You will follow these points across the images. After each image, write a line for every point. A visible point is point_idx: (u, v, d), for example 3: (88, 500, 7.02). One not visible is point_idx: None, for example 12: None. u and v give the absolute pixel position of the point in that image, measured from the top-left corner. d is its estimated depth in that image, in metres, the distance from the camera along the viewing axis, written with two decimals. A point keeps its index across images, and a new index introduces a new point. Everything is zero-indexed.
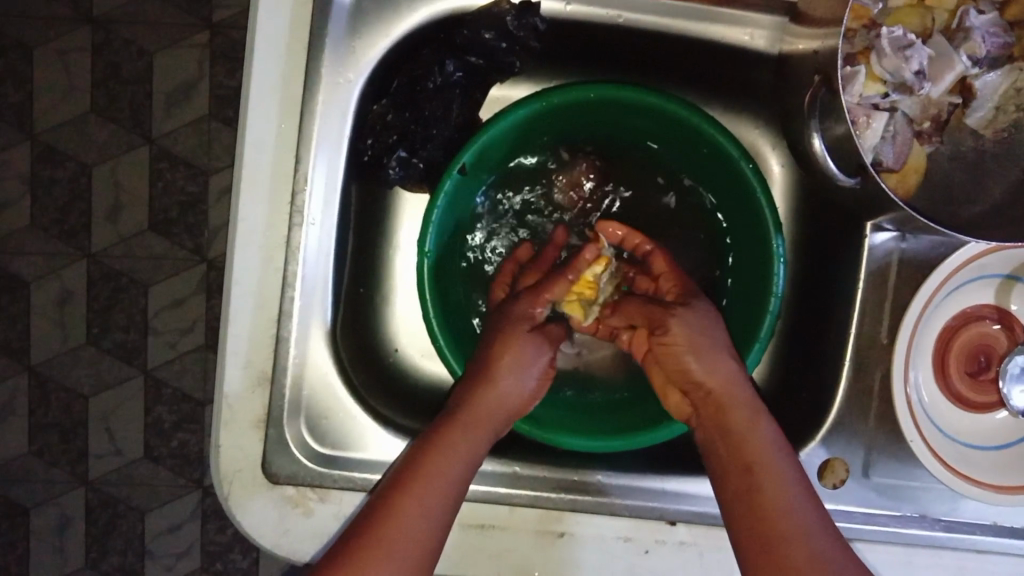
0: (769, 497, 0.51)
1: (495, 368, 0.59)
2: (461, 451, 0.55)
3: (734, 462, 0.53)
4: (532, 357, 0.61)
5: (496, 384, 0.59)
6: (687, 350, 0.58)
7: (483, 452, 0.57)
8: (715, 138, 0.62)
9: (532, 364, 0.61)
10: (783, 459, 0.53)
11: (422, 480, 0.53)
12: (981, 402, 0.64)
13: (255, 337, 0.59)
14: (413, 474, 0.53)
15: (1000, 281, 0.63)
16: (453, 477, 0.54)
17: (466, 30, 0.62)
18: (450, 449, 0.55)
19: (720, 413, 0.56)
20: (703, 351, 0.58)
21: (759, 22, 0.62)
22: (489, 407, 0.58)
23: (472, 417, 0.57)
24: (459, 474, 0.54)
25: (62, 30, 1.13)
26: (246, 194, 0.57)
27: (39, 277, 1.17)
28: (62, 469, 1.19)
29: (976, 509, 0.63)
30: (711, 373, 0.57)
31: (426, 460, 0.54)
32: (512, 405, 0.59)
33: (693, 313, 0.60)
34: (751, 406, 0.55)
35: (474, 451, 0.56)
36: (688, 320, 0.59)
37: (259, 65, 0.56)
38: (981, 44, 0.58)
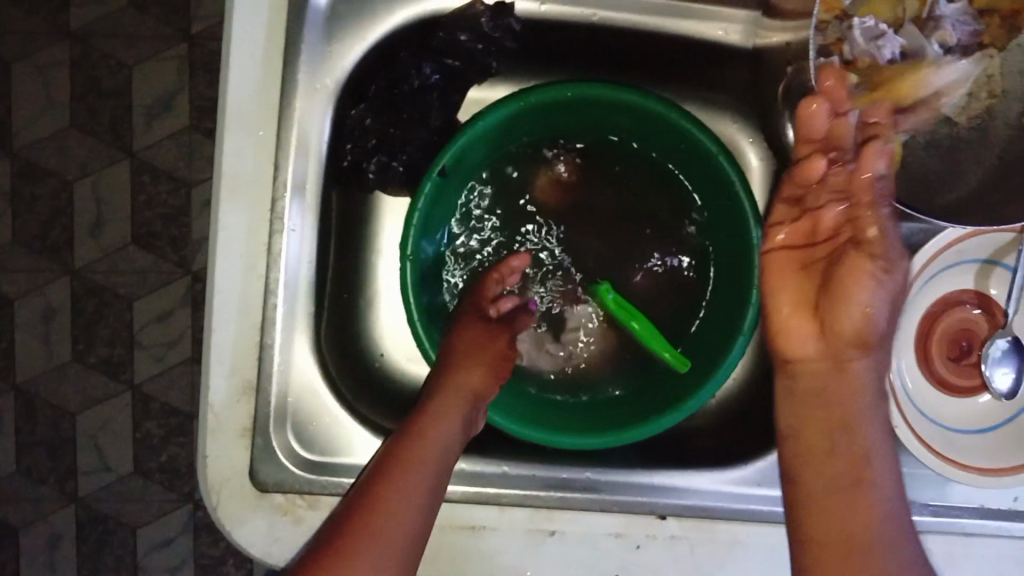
0: (863, 503, 0.50)
1: (456, 359, 0.64)
2: (433, 442, 0.59)
3: (835, 454, 0.51)
4: (489, 347, 0.66)
5: (454, 371, 0.64)
6: (872, 312, 0.49)
7: (457, 434, 0.60)
8: (693, 134, 0.62)
9: (489, 351, 0.66)
10: (891, 462, 0.51)
11: (403, 464, 0.57)
12: (964, 386, 0.64)
13: (239, 345, 0.59)
14: (393, 464, 0.57)
15: (978, 266, 0.64)
16: (429, 463, 0.57)
17: (442, 32, 0.63)
18: (425, 440, 0.58)
19: (853, 392, 0.51)
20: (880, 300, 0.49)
21: (732, 17, 0.63)
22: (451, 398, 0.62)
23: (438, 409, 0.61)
24: (434, 462, 0.58)
25: (39, 45, 1.13)
26: (226, 202, 0.57)
27: (23, 294, 1.16)
28: (51, 486, 1.18)
29: (965, 493, 0.63)
30: (873, 352, 0.50)
31: (406, 450, 0.57)
32: (475, 395, 0.64)
33: (900, 276, 0.49)
34: (875, 395, 0.51)
35: (447, 434, 0.60)
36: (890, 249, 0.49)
37: (236, 72, 0.56)
38: (952, 32, 0.59)
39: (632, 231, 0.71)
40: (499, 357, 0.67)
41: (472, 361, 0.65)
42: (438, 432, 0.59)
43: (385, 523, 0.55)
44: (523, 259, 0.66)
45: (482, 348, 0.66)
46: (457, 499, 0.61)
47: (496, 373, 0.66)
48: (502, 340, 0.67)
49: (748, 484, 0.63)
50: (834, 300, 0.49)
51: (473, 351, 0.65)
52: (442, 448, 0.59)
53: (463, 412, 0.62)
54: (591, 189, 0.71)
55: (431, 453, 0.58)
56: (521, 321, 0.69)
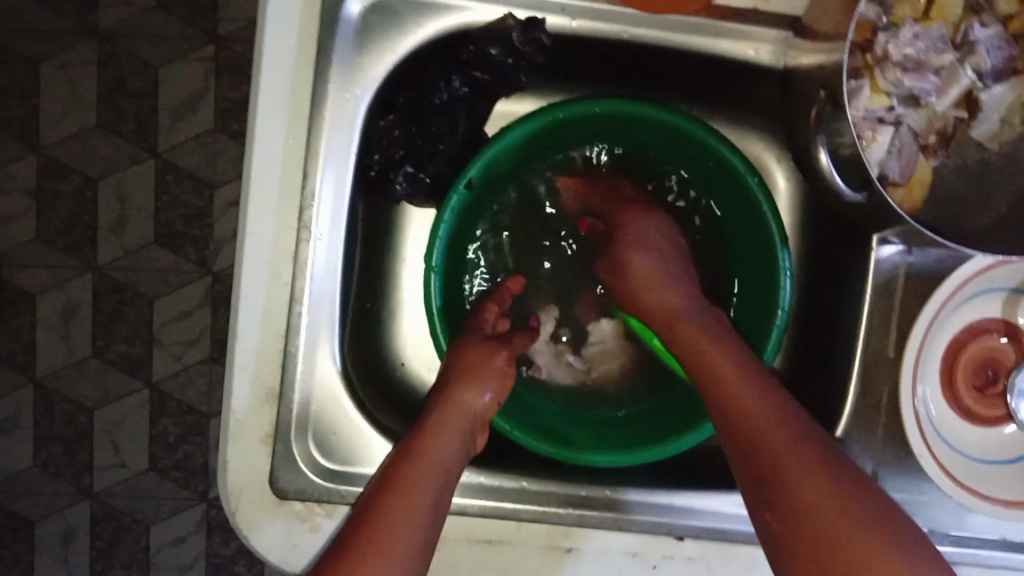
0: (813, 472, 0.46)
1: (457, 379, 0.61)
2: (435, 461, 0.55)
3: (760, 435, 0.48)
4: (489, 362, 0.63)
5: (456, 395, 0.61)
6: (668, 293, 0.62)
7: (457, 455, 0.57)
8: (721, 152, 0.62)
9: (490, 369, 0.63)
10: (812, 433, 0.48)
11: (405, 487, 0.53)
12: (989, 416, 0.63)
13: (262, 352, 0.59)
14: (397, 482, 0.53)
15: (1006, 294, 0.63)
16: (433, 481, 0.54)
17: (473, 45, 0.62)
18: (427, 458, 0.55)
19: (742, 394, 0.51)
20: (645, 262, 0.64)
21: (765, 37, 0.61)
22: (454, 417, 0.59)
23: (437, 428, 0.58)
24: (436, 481, 0.54)
25: (67, 43, 1.14)
26: (255, 210, 0.57)
27: (45, 290, 1.17)
28: (67, 481, 1.19)
29: (987, 524, 0.62)
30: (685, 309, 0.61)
31: (407, 468, 0.54)
32: (475, 418, 0.61)
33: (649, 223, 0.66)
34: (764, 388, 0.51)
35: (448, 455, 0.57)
36: (652, 224, 0.67)
37: (267, 82, 0.56)
38: (986, 57, 0.58)
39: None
40: (499, 375, 0.64)
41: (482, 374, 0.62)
42: (438, 453, 0.56)
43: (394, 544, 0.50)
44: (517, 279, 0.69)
45: (483, 367, 0.62)
46: (474, 512, 0.61)
47: (495, 390, 0.63)
48: (503, 357, 0.65)
49: None
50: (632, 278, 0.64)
51: (472, 370, 0.62)
52: (442, 468, 0.56)
53: (461, 434, 0.59)
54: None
55: (432, 474, 0.54)
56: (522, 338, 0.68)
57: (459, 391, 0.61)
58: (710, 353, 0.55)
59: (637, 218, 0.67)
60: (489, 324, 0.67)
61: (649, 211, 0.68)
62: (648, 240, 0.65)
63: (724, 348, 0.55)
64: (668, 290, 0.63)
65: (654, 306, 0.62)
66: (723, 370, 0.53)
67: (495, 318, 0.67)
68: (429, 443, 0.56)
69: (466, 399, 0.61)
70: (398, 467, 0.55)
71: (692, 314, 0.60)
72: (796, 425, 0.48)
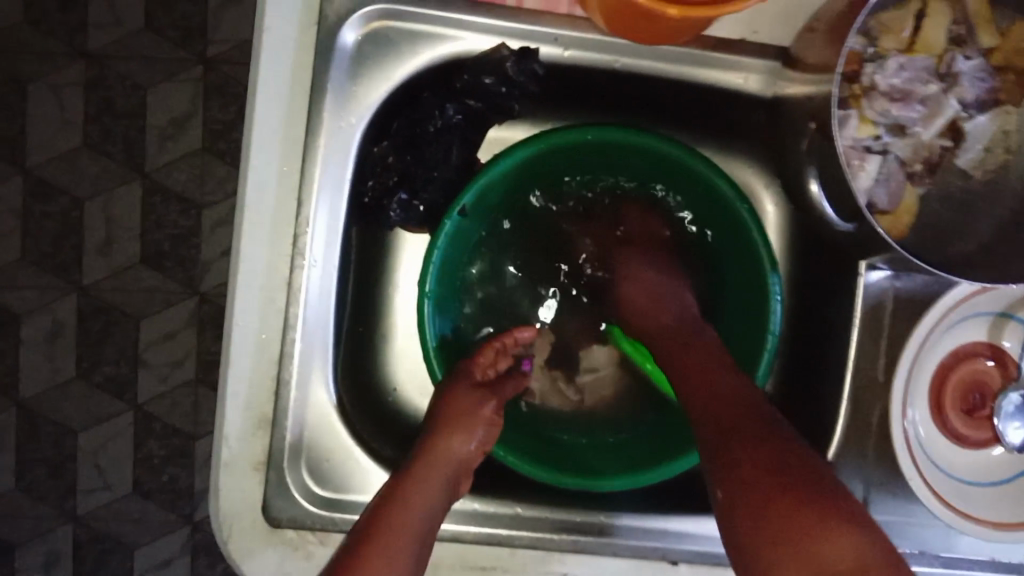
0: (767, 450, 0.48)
1: (444, 428, 0.62)
2: (417, 508, 0.56)
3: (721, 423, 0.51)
4: (477, 412, 0.64)
5: (443, 443, 0.61)
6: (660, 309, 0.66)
7: (439, 504, 0.58)
8: (712, 179, 0.63)
9: (478, 420, 0.64)
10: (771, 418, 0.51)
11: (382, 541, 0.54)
12: (978, 439, 0.64)
13: (255, 379, 0.59)
14: (376, 530, 0.54)
15: (992, 318, 0.64)
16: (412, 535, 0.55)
17: (467, 74, 0.62)
18: (410, 505, 0.56)
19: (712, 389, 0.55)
20: (636, 290, 0.68)
21: (754, 66, 0.62)
22: (440, 463, 0.60)
23: (425, 471, 0.58)
24: (417, 534, 0.55)
25: (54, 64, 1.13)
26: (249, 237, 0.58)
27: (29, 311, 1.16)
28: (50, 505, 1.17)
29: (976, 545, 0.64)
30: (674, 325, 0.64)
31: (387, 517, 0.55)
32: (460, 466, 0.62)
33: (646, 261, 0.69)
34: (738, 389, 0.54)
35: (430, 505, 0.57)
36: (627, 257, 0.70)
37: (262, 112, 0.57)
38: (969, 89, 0.60)
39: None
40: (486, 425, 0.64)
41: (471, 421, 0.63)
42: (420, 505, 0.56)
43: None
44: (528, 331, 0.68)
45: (471, 417, 0.63)
46: (468, 538, 0.61)
47: (480, 440, 0.64)
48: (492, 405, 0.65)
49: None
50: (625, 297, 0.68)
51: (459, 420, 0.63)
52: (425, 521, 0.56)
53: (445, 483, 0.59)
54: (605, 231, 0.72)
55: (413, 526, 0.55)
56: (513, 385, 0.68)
57: (448, 438, 0.62)
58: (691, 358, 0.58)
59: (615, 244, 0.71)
60: (481, 370, 0.67)
61: (645, 249, 0.70)
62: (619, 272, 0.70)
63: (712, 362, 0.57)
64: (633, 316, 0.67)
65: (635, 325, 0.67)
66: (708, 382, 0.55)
67: (487, 363, 0.67)
68: (411, 494, 0.57)
69: (454, 447, 0.62)
70: (380, 516, 0.55)
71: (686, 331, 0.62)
72: (779, 442, 0.49)
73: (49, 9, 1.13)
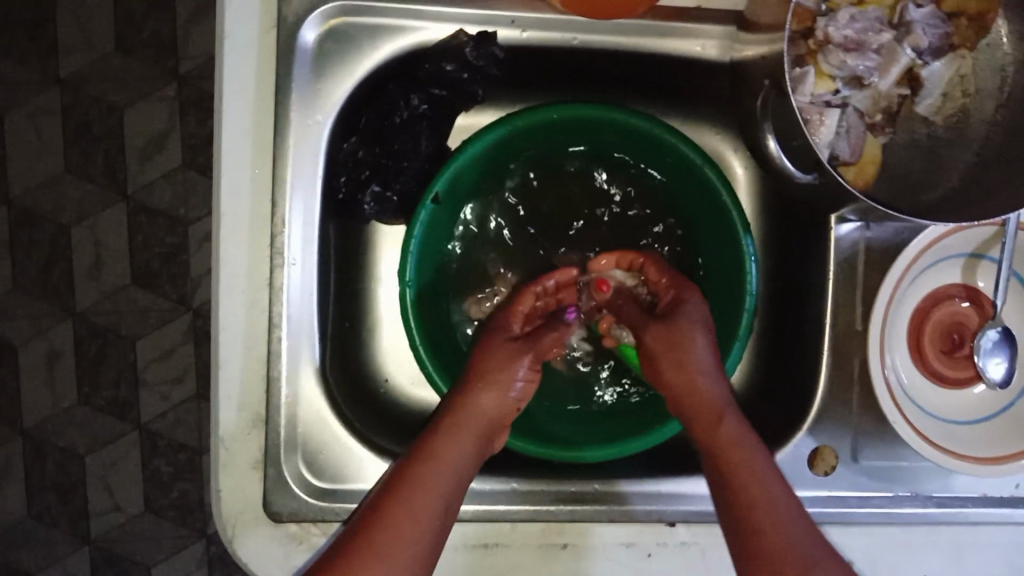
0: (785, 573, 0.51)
1: (477, 381, 0.62)
2: (444, 462, 0.57)
3: (751, 491, 0.54)
4: (510, 366, 0.63)
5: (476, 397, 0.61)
6: (710, 390, 0.59)
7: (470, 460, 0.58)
8: (679, 147, 0.64)
9: (511, 373, 0.63)
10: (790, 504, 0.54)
11: (413, 492, 0.55)
12: (959, 378, 0.65)
13: (247, 379, 0.60)
14: (406, 483, 0.55)
15: (964, 260, 0.65)
16: (430, 512, 0.54)
17: (429, 63, 0.63)
18: (433, 478, 0.56)
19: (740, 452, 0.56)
20: (707, 361, 0.60)
21: (710, 33, 0.64)
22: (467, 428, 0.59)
23: (450, 439, 0.58)
24: (445, 488, 0.56)
25: (29, 93, 1.14)
26: (227, 241, 0.59)
27: (26, 340, 1.17)
28: (63, 530, 1.18)
29: (968, 482, 0.65)
30: (727, 417, 0.58)
31: (407, 486, 0.55)
32: (491, 420, 0.61)
33: (693, 305, 0.63)
34: (761, 463, 0.56)
35: (459, 460, 0.58)
36: (702, 313, 0.63)
37: (229, 114, 0.58)
38: (923, 35, 0.60)
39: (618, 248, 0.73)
40: (521, 379, 0.64)
41: (508, 365, 0.63)
42: (451, 459, 0.57)
43: (392, 550, 0.52)
44: (569, 271, 0.69)
45: (503, 369, 0.63)
46: (469, 518, 0.62)
47: (520, 391, 0.63)
48: (528, 358, 0.65)
49: None
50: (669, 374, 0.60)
51: (491, 373, 0.63)
52: (454, 476, 0.57)
53: (477, 438, 0.59)
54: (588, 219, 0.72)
55: (443, 482, 0.56)
56: (552, 335, 0.67)
57: (480, 392, 0.61)
58: (734, 460, 0.56)
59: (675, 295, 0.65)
60: (519, 319, 0.68)
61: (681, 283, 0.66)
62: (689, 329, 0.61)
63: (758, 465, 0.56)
64: (697, 379, 0.60)
65: (684, 388, 0.60)
66: (749, 499, 0.54)
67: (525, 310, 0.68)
68: (439, 449, 0.58)
69: (491, 391, 0.62)
70: (401, 482, 0.55)
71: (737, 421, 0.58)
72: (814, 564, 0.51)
73: (20, 40, 1.14)
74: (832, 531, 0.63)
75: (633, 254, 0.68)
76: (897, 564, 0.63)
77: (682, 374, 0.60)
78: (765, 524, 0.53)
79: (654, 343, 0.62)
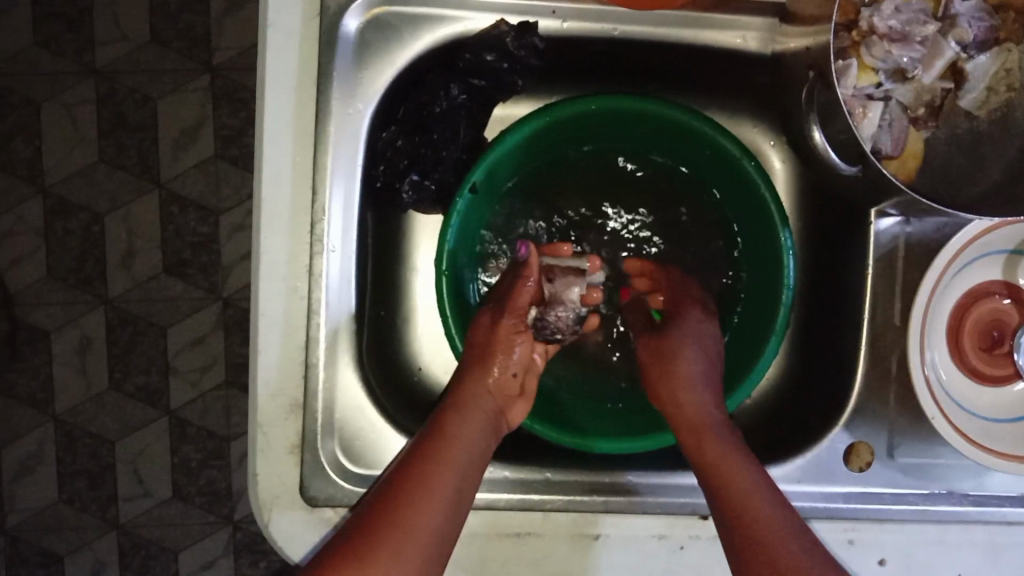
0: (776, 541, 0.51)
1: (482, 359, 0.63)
2: (462, 437, 0.57)
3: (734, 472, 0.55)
4: (510, 345, 0.64)
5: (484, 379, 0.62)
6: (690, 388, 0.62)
7: (484, 440, 0.59)
8: (716, 140, 0.63)
9: (507, 351, 0.64)
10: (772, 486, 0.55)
11: (433, 462, 0.55)
12: (996, 375, 0.65)
13: (286, 364, 0.61)
14: (426, 455, 0.55)
15: (1004, 257, 0.65)
16: (443, 501, 0.53)
17: (469, 53, 0.63)
18: (447, 459, 0.55)
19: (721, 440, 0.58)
20: (697, 374, 0.63)
21: (751, 24, 0.63)
22: (473, 420, 0.59)
23: (456, 431, 0.58)
24: (462, 460, 0.56)
25: (65, 83, 1.16)
26: (267, 227, 0.59)
27: (59, 326, 1.19)
28: (93, 514, 1.20)
29: (1003, 482, 0.65)
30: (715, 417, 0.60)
31: (422, 460, 0.55)
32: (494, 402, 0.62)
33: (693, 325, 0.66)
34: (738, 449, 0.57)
35: (475, 439, 0.58)
36: (704, 330, 0.66)
37: (273, 100, 0.59)
38: (968, 29, 0.60)
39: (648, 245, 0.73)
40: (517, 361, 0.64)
41: (505, 344, 0.64)
42: (466, 436, 0.58)
43: (417, 513, 0.52)
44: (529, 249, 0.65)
45: (505, 346, 0.64)
46: (502, 507, 0.62)
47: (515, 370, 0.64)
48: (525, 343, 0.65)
49: (789, 482, 0.63)
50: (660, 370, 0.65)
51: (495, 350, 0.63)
52: (469, 451, 0.57)
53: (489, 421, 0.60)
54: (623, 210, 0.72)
55: (461, 457, 0.56)
56: (521, 291, 0.64)
57: (483, 379, 0.62)
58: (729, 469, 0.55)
59: (701, 319, 0.67)
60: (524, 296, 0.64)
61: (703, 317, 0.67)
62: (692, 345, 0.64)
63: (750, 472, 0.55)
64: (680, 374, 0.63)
65: (681, 406, 0.61)
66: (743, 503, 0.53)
67: (517, 300, 0.64)
68: (454, 426, 0.58)
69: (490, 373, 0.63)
70: (411, 466, 0.54)
71: (720, 431, 0.59)
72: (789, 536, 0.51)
73: (57, 30, 1.15)
74: (865, 529, 0.62)
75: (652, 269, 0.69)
76: (930, 562, 0.63)
77: (671, 369, 0.63)
78: (747, 499, 0.53)
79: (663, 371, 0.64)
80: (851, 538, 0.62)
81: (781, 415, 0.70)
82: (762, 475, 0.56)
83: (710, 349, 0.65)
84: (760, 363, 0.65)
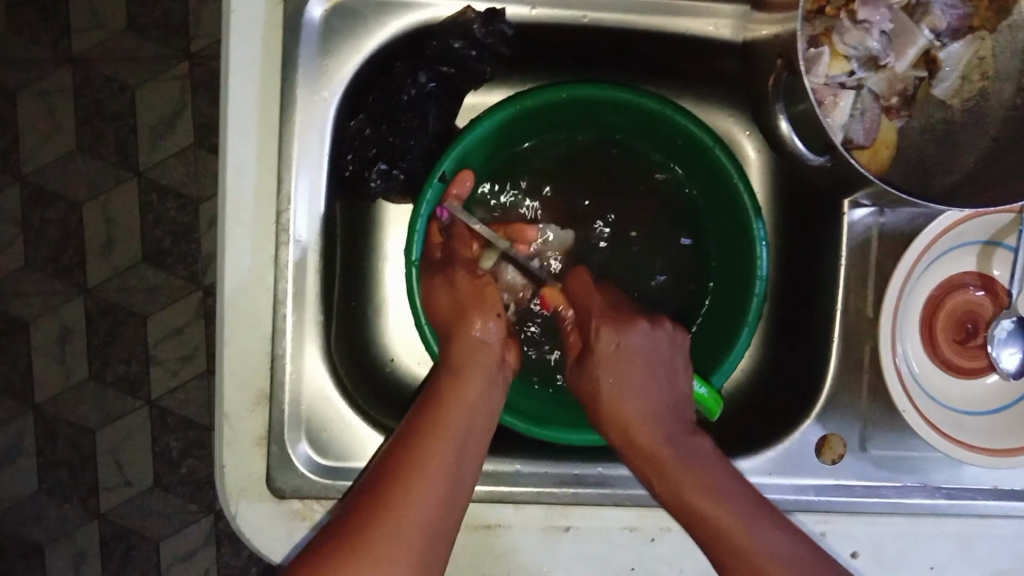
0: (726, 528, 0.54)
1: (466, 313, 0.63)
2: (460, 407, 0.57)
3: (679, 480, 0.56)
4: (492, 296, 0.65)
5: (473, 341, 0.62)
6: (635, 401, 0.62)
7: (484, 406, 0.59)
8: (692, 131, 0.63)
9: (491, 297, 0.65)
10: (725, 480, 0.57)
11: (432, 437, 0.55)
12: (971, 367, 0.64)
13: (252, 357, 0.60)
14: (428, 429, 0.55)
15: (980, 247, 0.64)
16: (443, 474, 0.53)
17: (436, 40, 0.63)
18: (446, 433, 0.55)
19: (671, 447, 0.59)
20: (641, 403, 0.62)
21: (723, 12, 0.63)
22: (474, 383, 0.59)
23: (455, 404, 0.57)
24: (462, 434, 0.56)
25: (41, 71, 1.14)
26: (230, 219, 0.58)
27: (39, 316, 1.18)
28: (74, 504, 1.20)
29: (978, 475, 0.64)
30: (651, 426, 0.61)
31: (426, 432, 0.55)
32: (493, 354, 0.63)
33: (638, 333, 0.64)
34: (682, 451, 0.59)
35: (474, 405, 0.58)
36: (641, 346, 0.64)
37: (236, 89, 0.57)
38: (941, 17, 0.60)
39: (625, 247, 0.72)
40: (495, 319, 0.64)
41: (481, 299, 0.64)
42: (464, 403, 0.58)
43: (419, 489, 0.51)
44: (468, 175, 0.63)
45: (486, 295, 0.65)
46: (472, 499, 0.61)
47: (496, 328, 0.64)
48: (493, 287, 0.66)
49: (760, 473, 0.63)
50: (587, 379, 0.64)
51: (477, 300, 0.64)
52: (469, 417, 0.57)
53: (488, 384, 0.60)
54: (599, 199, 0.71)
55: (460, 428, 0.56)
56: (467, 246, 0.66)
57: (471, 335, 0.62)
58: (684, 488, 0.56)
59: (620, 342, 0.64)
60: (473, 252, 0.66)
61: (645, 326, 0.65)
62: (632, 382, 0.63)
63: (726, 511, 0.54)
64: (618, 389, 0.63)
65: (635, 437, 0.60)
66: (733, 543, 0.53)
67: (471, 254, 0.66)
68: (454, 395, 0.58)
69: (472, 331, 0.63)
70: (410, 443, 0.54)
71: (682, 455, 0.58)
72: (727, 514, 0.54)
73: (33, 17, 1.14)
74: (837, 521, 0.62)
75: (583, 286, 0.67)
76: (900, 554, 0.63)
77: (608, 387, 0.63)
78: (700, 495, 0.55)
79: (609, 410, 0.62)
80: (822, 530, 0.62)
81: (755, 407, 0.70)
82: (738, 500, 0.55)
83: (644, 364, 0.63)
84: (730, 355, 0.64)
